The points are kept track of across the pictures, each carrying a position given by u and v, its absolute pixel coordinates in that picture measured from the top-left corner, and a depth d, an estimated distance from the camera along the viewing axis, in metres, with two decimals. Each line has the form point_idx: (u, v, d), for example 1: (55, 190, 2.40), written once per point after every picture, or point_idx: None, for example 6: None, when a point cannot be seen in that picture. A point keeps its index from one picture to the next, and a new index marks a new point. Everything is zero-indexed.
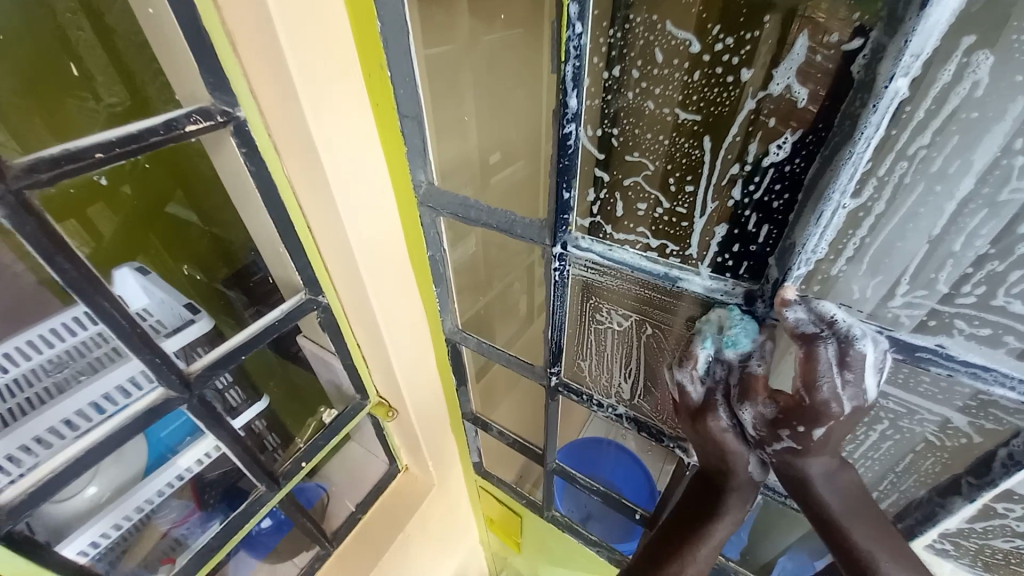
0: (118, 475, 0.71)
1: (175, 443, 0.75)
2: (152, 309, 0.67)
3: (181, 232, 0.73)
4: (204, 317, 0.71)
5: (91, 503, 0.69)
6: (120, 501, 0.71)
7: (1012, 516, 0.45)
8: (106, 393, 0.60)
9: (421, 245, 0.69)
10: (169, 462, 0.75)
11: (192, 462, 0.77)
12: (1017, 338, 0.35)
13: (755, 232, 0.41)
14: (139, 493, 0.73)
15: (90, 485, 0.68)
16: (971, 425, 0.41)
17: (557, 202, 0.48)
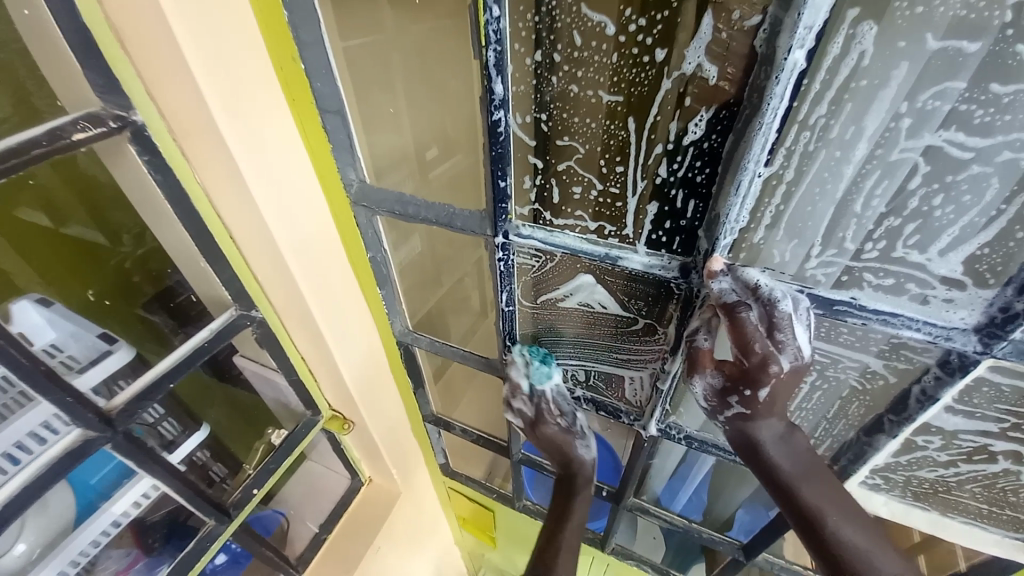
0: (47, 529, 0.64)
1: (111, 488, 0.68)
2: (61, 344, 0.59)
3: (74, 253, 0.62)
4: (122, 346, 0.64)
5: (21, 563, 0.62)
6: (52, 555, 0.65)
7: (930, 447, 0.50)
8: (18, 441, 0.53)
9: (359, 246, 0.66)
10: (104, 509, 0.67)
11: (128, 506, 0.70)
12: (917, 284, 0.39)
13: (683, 208, 0.43)
14: (76, 543, 0.67)
15: (18, 543, 0.61)
16: (886, 366, 0.46)
17: (494, 190, 0.49)
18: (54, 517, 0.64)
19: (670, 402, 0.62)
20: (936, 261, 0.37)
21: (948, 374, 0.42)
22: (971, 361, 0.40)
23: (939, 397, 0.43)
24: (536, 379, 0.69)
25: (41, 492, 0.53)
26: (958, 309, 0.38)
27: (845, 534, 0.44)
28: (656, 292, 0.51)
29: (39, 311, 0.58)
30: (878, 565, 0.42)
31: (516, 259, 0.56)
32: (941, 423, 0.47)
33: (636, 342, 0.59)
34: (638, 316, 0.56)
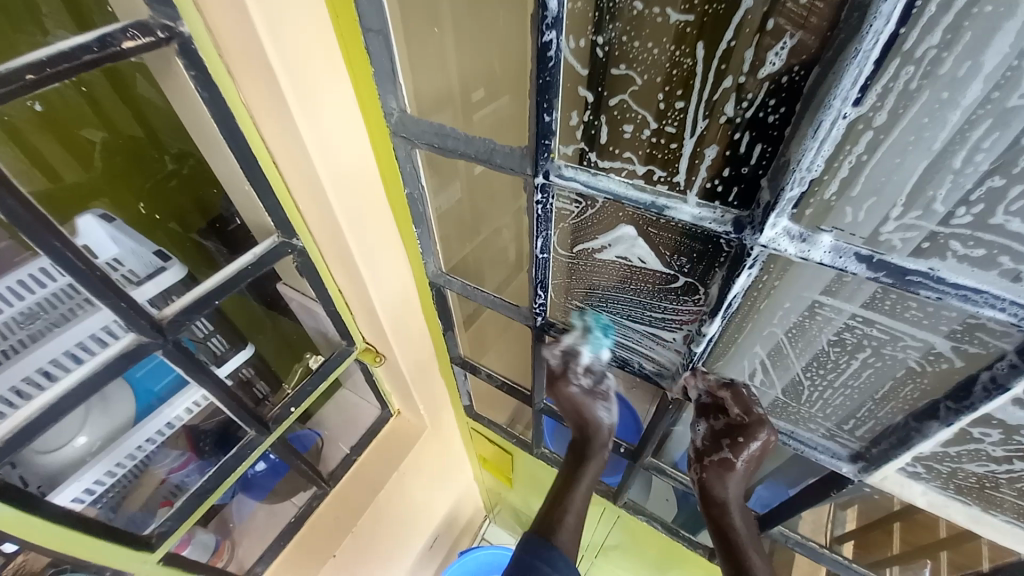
0: (107, 424, 0.71)
1: (165, 393, 0.76)
2: (123, 259, 0.63)
3: (124, 163, 0.65)
4: (176, 263, 0.67)
5: (82, 452, 0.69)
6: (112, 448, 0.72)
7: (986, 440, 0.46)
8: (80, 342, 0.58)
9: (398, 181, 0.65)
10: (159, 410, 0.75)
11: (181, 411, 0.77)
12: (1012, 258, 0.33)
13: (747, 154, 0.38)
14: (133, 438, 0.74)
15: (79, 436, 0.68)
16: (953, 349, 0.41)
17: (538, 125, 0.45)
18: (114, 414, 0.72)
19: (709, 360, 0.59)
20: None
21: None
22: None
23: (1010, 387, 0.38)
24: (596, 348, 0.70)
25: (103, 385, 0.58)
26: None
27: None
28: (704, 250, 0.47)
29: (102, 227, 0.62)
30: None
31: (554, 203, 0.53)
32: (1005, 417, 0.43)
33: (672, 303, 0.57)
34: (679, 275, 0.52)
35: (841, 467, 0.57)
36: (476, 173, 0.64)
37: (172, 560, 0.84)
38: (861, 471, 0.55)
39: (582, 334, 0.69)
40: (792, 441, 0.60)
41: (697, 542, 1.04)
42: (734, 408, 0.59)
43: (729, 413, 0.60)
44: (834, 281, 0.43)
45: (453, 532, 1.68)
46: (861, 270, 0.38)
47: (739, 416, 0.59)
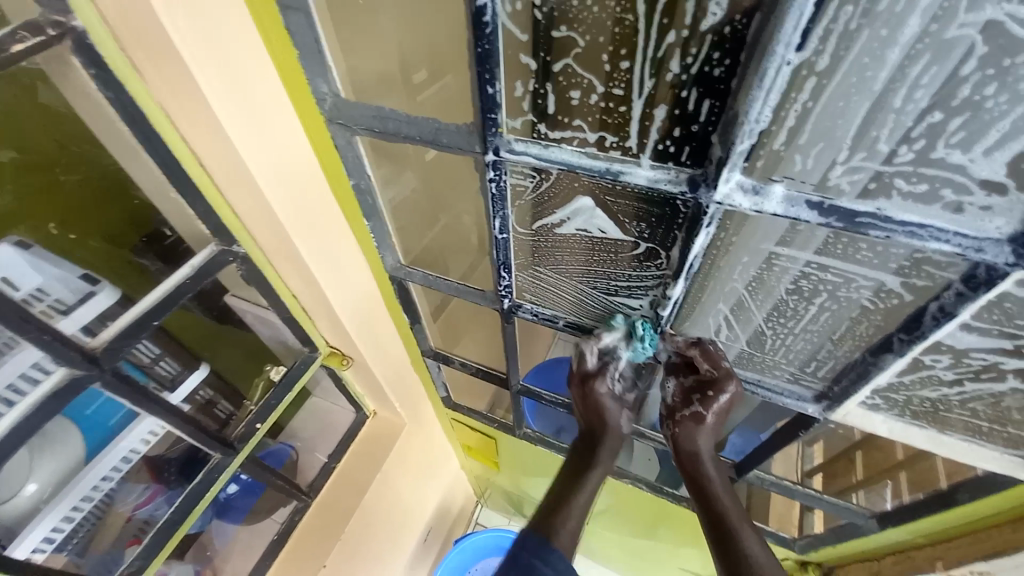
0: (58, 467, 0.66)
1: (115, 427, 0.70)
2: (48, 287, 0.57)
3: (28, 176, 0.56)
4: (106, 285, 0.62)
5: (35, 501, 0.65)
6: (67, 490, 0.68)
7: (938, 366, 0.48)
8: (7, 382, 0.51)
9: (340, 173, 0.61)
10: (114, 443, 0.70)
11: (138, 442, 0.73)
12: (953, 190, 0.35)
13: (695, 111, 0.38)
14: (89, 477, 0.70)
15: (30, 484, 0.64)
16: (902, 284, 0.43)
17: (482, 98, 0.43)
18: (63, 456, 0.66)
19: (676, 321, 0.61)
20: (978, 162, 0.33)
21: (971, 290, 0.39)
22: (1000, 274, 0.37)
23: (958, 313, 0.41)
24: (635, 355, 0.66)
25: (34, 429, 0.53)
26: (994, 217, 0.35)
27: (750, 541, 0.59)
28: (663, 213, 0.47)
29: (19, 255, 0.56)
30: (769, 566, 0.57)
31: (507, 180, 0.52)
32: (953, 342, 0.45)
33: (636, 270, 0.56)
34: (641, 241, 0.52)
35: (807, 407, 0.60)
36: (427, 159, 0.59)
37: None
38: (826, 409, 0.59)
39: (624, 338, 0.64)
40: (762, 390, 0.63)
41: (682, 496, 1.08)
42: (703, 365, 0.61)
43: (698, 370, 0.62)
44: (786, 230, 0.44)
45: (446, 523, 1.68)
46: (813, 216, 0.39)
47: (708, 371, 0.61)
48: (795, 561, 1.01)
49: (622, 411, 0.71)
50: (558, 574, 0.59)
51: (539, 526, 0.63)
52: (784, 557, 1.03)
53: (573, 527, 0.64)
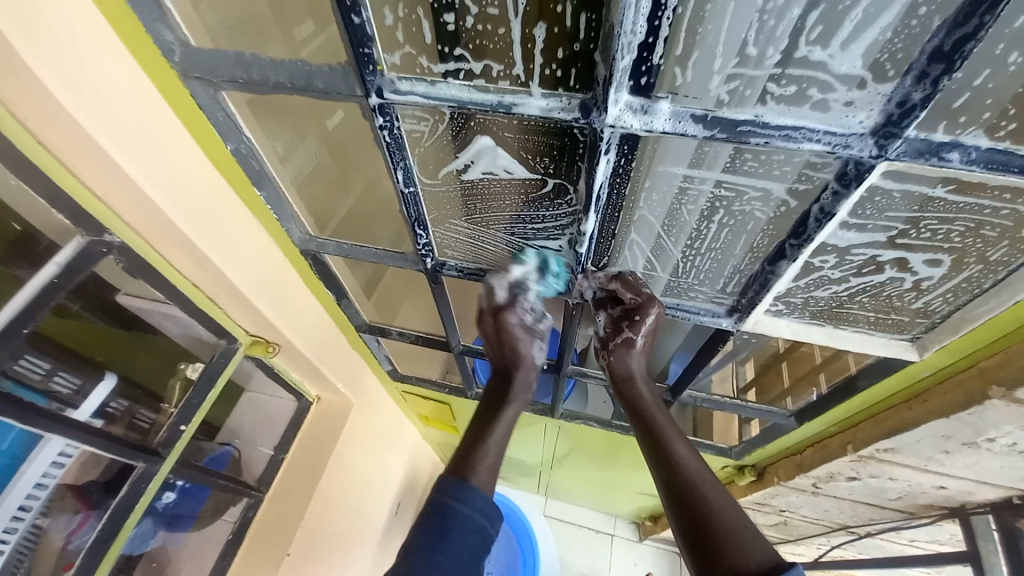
0: None
1: (20, 454, 0.62)
2: None
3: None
4: None
5: None
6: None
7: (826, 266, 0.52)
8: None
9: (214, 134, 0.55)
10: (24, 469, 0.63)
11: (51, 465, 0.66)
12: (819, 89, 0.36)
13: (575, 27, 0.36)
14: (5, 507, 0.64)
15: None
16: (787, 191, 0.45)
17: (351, 31, 0.39)
18: None
19: (599, 258, 0.62)
20: (837, 57, 0.34)
21: (845, 187, 0.42)
22: (867, 168, 0.39)
23: (835, 212, 0.44)
24: (545, 290, 0.67)
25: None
26: (856, 112, 0.36)
27: (680, 449, 0.63)
28: (563, 144, 0.46)
29: None
30: (699, 467, 0.60)
31: (400, 125, 0.48)
32: (837, 241, 0.49)
33: (548, 211, 0.55)
34: (547, 178, 0.51)
35: (721, 322, 0.64)
36: (329, 127, 0.56)
37: None
38: (737, 321, 0.63)
39: (538, 272, 0.65)
40: (681, 312, 0.67)
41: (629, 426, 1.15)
42: (626, 295, 0.64)
43: (623, 299, 0.65)
44: (696, 152, 0.44)
45: (416, 493, 1.69)
46: (699, 130, 0.40)
47: (633, 299, 0.63)
48: (734, 466, 1.11)
49: (533, 340, 0.76)
50: (482, 514, 0.60)
51: (456, 469, 0.64)
52: (723, 464, 1.13)
53: (490, 462, 0.66)
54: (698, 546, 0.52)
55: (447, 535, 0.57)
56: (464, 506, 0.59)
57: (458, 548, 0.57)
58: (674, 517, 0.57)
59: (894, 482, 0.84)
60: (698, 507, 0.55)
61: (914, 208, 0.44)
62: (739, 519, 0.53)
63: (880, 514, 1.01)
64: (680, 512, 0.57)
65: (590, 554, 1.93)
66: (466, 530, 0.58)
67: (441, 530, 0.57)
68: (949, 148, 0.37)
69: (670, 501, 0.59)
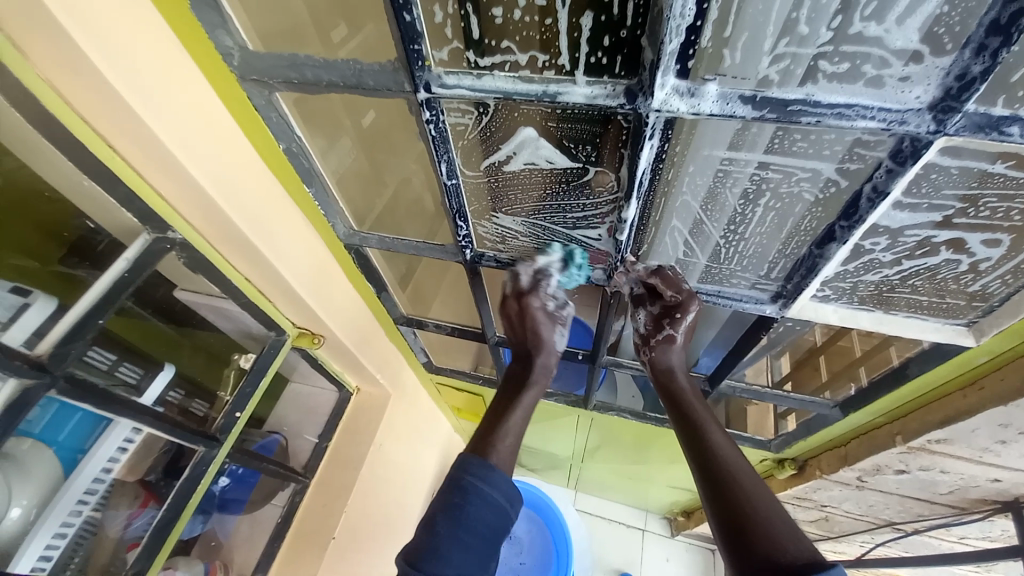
0: (38, 487, 0.62)
1: (89, 438, 0.67)
2: None
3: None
4: (41, 296, 0.56)
5: (21, 525, 0.61)
6: (53, 508, 0.64)
7: (877, 249, 0.51)
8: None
9: (266, 135, 0.58)
10: (88, 455, 0.67)
11: (115, 452, 0.70)
12: (873, 65, 0.35)
13: (621, 14, 0.37)
14: (72, 490, 0.67)
15: (12, 507, 0.60)
16: (838, 171, 0.44)
17: (401, 28, 0.40)
18: (40, 476, 0.63)
19: (639, 247, 0.62)
20: (893, 32, 0.34)
21: (900, 164, 0.41)
22: (924, 144, 0.39)
23: (890, 190, 0.43)
24: (567, 281, 0.69)
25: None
26: (913, 87, 0.36)
27: (715, 438, 0.63)
28: (606, 130, 0.46)
29: None
30: (734, 455, 0.61)
31: (445, 117, 0.49)
32: (889, 222, 0.48)
33: (589, 200, 0.56)
34: (589, 167, 0.51)
35: (765, 309, 0.64)
36: (364, 125, 0.58)
37: None
38: (782, 307, 0.62)
39: (561, 261, 0.67)
40: (723, 299, 0.66)
41: (663, 418, 1.14)
42: (667, 292, 0.64)
43: (662, 297, 0.66)
44: (735, 133, 0.43)
45: None
46: (748, 111, 0.39)
47: (672, 297, 0.65)
48: (772, 460, 1.09)
49: (551, 326, 0.76)
50: (501, 493, 0.61)
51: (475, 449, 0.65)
52: (762, 459, 1.11)
53: (510, 444, 0.67)
54: (732, 533, 0.53)
55: (464, 507, 0.58)
56: (486, 486, 0.60)
57: (478, 524, 0.57)
58: (708, 505, 0.58)
59: (946, 475, 0.81)
60: (735, 497, 0.56)
61: (973, 185, 0.42)
62: (776, 512, 0.53)
63: (929, 510, 0.97)
64: (715, 498, 0.57)
65: (622, 547, 1.93)
66: (486, 506, 0.59)
67: (456, 504, 0.58)
68: (1009, 121, 0.36)
69: (705, 487, 0.59)
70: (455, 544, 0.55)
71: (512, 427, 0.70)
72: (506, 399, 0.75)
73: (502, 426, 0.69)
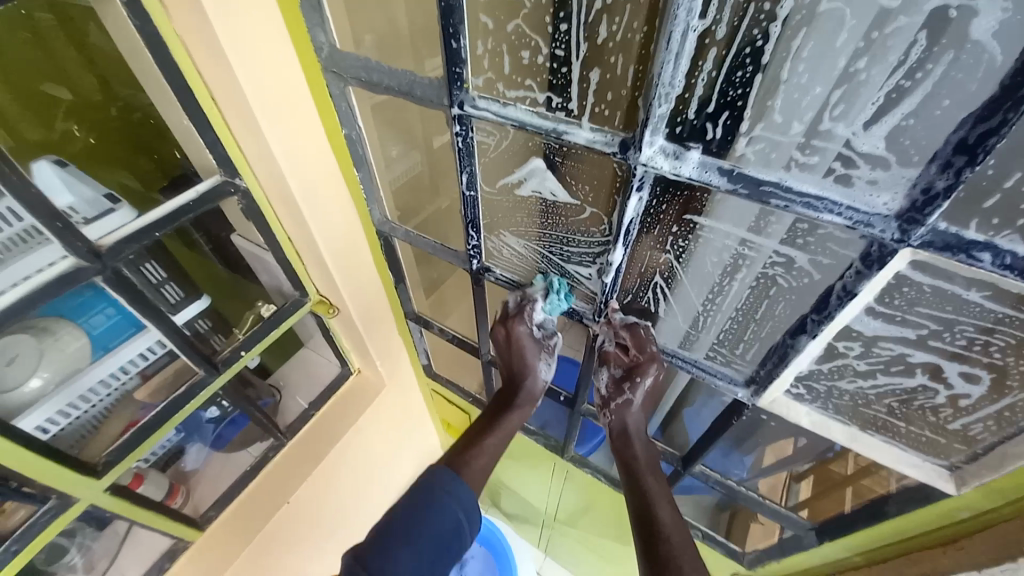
0: (63, 365, 0.70)
1: (119, 336, 0.75)
2: (77, 206, 0.61)
3: (38, 71, 0.62)
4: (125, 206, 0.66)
5: (38, 392, 0.68)
6: (69, 386, 0.72)
7: (851, 354, 0.51)
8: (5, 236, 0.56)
9: (335, 121, 0.69)
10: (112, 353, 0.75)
11: (135, 355, 0.78)
12: (842, 163, 0.38)
13: (624, 75, 0.43)
14: (89, 379, 0.74)
15: (34, 377, 0.67)
16: (810, 262, 0.46)
17: (448, 53, 0.48)
18: (70, 356, 0.71)
19: (625, 295, 0.64)
20: (860, 136, 0.37)
21: (868, 268, 0.41)
22: (890, 252, 0.39)
23: (858, 292, 0.43)
24: (551, 309, 0.69)
25: (28, 312, 0.57)
26: (880, 192, 0.37)
27: (664, 514, 0.61)
28: (604, 173, 0.51)
29: (55, 171, 0.61)
30: (685, 537, 0.58)
31: (474, 132, 0.56)
32: (862, 327, 0.48)
33: (586, 238, 0.60)
34: (586, 208, 0.57)
35: (737, 392, 0.62)
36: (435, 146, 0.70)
37: (122, 492, 0.80)
38: (754, 393, 0.60)
39: (544, 291, 0.69)
40: (697, 371, 0.65)
41: None
42: (631, 349, 0.66)
43: (627, 355, 0.67)
44: (757, 218, 0.46)
45: None
46: (724, 183, 0.42)
47: (634, 355, 0.65)
48: None
49: (538, 352, 0.76)
50: (464, 511, 0.63)
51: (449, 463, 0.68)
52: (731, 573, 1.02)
53: (483, 463, 0.70)
54: None
55: (430, 516, 0.60)
56: (449, 498, 0.62)
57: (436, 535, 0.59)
58: None
59: None
60: None
61: (947, 309, 0.42)
62: None
63: None
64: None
65: None
66: (446, 518, 0.61)
67: (420, 512, 0.61)
68: (981, 246, 0.36)
69: (647, 564, 0.57)
70: (409, 544, 0.58)
71: (492, 446, 0.73)
72: (490, 417, 0.78)
73: (480, 445, 0.72)
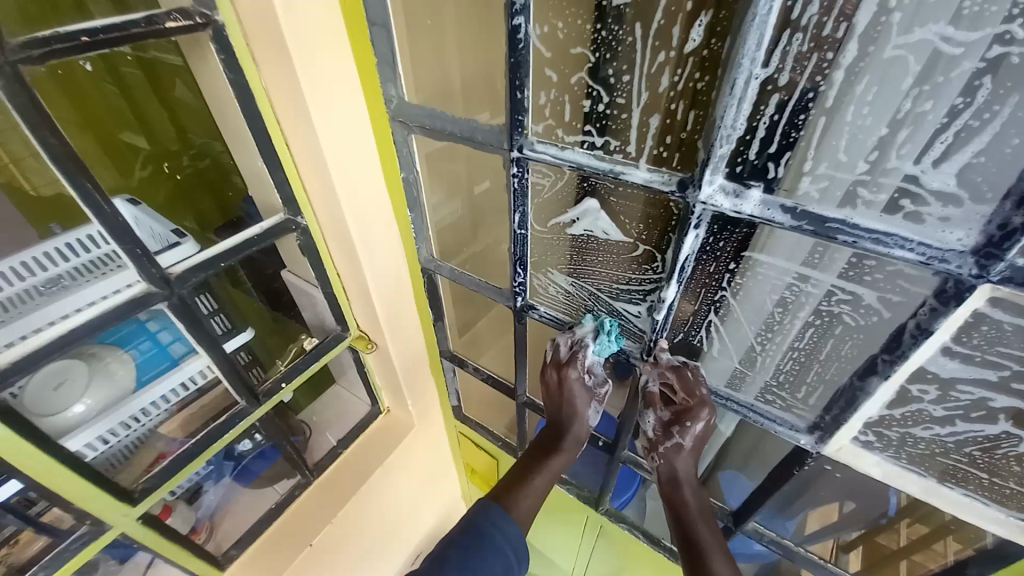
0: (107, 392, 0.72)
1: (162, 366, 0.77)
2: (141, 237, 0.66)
3: (124, 123, 0.69)
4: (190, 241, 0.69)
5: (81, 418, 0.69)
6: (115, 411, 0.72)
7: (926, 398, 0.49)
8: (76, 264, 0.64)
9: (395, 167, 0.73)
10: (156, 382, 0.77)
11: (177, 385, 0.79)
12: (912, 200, 0.39)
13: (684, 119, 0.45)
14: (132, 406, 0.75)
15: (79, 402, 0.68)
16: (879, 300, 0.45)
17: (512, 101, 0.53)
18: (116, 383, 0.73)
19: (677, 334, 0.64)
20: (928, 173, 0.37)
21: (943, 305, 0.41)
22: (967, 288, 0.38)
23: (934, 330, 0.42)
24: (600, 350, 0.68)
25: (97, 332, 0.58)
26: (955, 228, 0.37)
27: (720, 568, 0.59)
28: (662, 211, 0.52)
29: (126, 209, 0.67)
30: None
31: (530, 174, 0.60)
32: (937, 369, 0.46)
33: (636, 275, 0.61)
34: (640, 245, 0.58)
35: (799, 438, 0.59)
36: (477, 194, 0.74)
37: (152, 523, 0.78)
38: (818, 441, 0.58)
39: (592, 331, 0.68)
40: (755, 416, 0.62)
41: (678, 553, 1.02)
42: (679, 392, 0.64)
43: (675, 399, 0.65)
44: (811, 251, 0.47)
45: None
46: (787, 220, 0.43)
47: (683, 399, 0.64)
48: None
49: (587, 398, 0.74)
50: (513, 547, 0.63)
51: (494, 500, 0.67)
52: None
53: (529, 505, 0.69)
54: None
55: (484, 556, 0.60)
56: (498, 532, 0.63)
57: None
58: None
59: None
60: None
61: None
62: None
63: None
64: None
65: None
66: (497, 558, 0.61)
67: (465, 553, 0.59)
68: None
69: None
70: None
71: (534, 488, 0.70)
72: (532, 459, 0.75)
73: (525, 485, 0.71)
